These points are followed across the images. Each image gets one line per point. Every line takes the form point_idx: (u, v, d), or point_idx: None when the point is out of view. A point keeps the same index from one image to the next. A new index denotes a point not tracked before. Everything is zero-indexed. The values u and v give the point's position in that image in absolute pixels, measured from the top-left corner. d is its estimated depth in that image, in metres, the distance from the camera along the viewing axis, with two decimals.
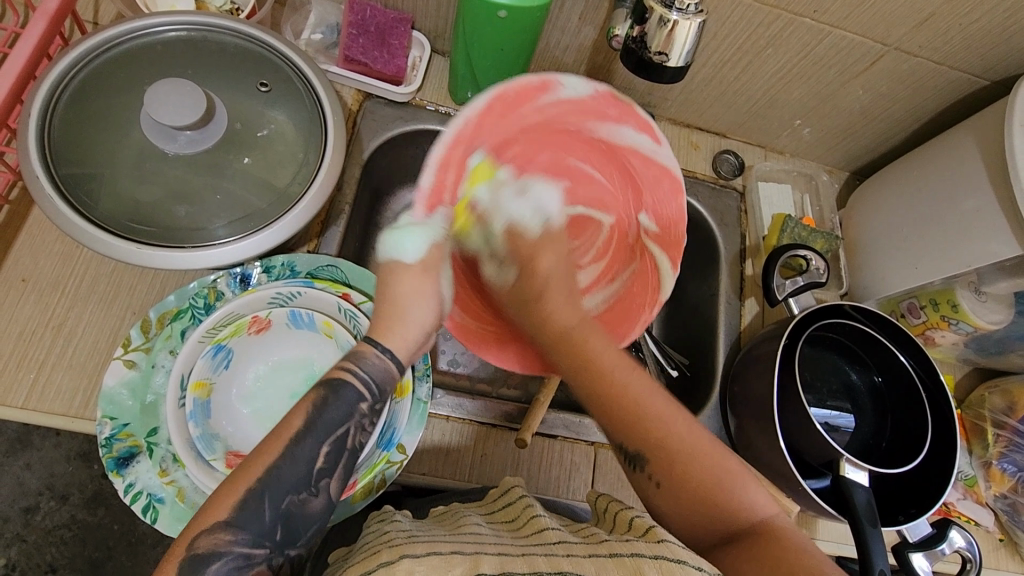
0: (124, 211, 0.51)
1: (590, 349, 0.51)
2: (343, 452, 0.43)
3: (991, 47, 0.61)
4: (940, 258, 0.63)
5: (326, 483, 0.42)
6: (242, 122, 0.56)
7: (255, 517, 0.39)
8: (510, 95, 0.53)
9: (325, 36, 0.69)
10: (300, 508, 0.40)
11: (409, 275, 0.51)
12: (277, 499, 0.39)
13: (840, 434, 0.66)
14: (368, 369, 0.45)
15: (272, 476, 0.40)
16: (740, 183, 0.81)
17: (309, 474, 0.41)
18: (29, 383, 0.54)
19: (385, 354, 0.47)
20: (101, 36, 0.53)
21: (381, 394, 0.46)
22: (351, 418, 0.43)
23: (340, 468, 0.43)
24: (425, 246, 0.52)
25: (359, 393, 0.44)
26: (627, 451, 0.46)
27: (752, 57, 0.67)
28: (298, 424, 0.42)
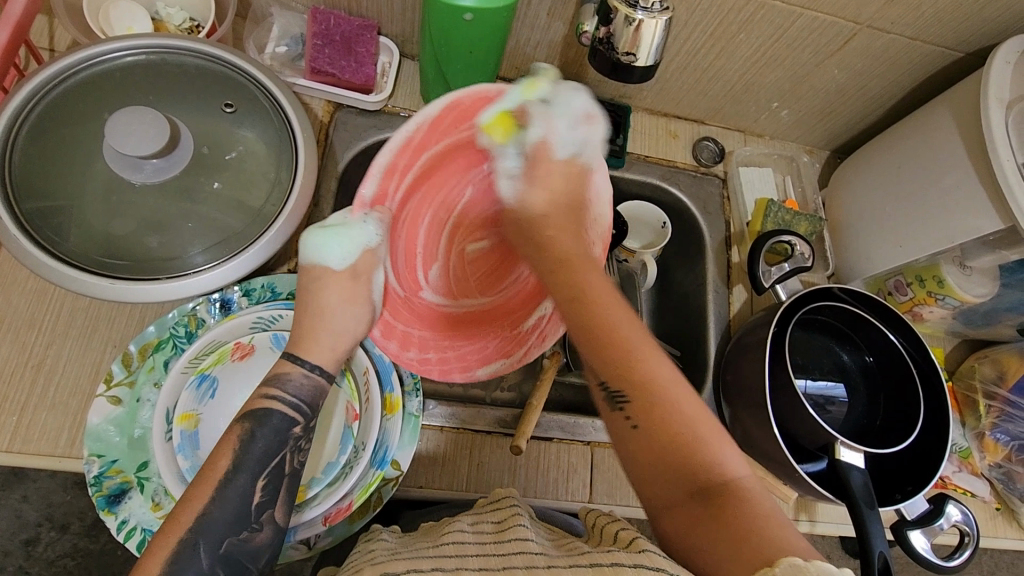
0: (94, 245, 0.50)
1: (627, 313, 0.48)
2: (282, 479, 0.45)
3: (963, 20, 0.61)
4: (924, 235, 0.63)
5: (270, 514, 0.44)
6: (209, 144, 0.54)
7: (193, 565, 0.40)
8: (461, 104, 0.55)
9: (290, 48, 0.67)
10: (241, 547, 0.42)
11: (338, 280, 0.52)
12: (215, 543, 0.41)
13: (835, 407, 0.66)
14: (294, 392, 0.47)
15: (204, 521, 0.41)
16: (721, 169, 0.80)
17: (246, 510, 0.43)
18: (12, 426, 0.53)
19: (313, 370, 0.48)
20: (58, 65, 0.52)
21: (313, 413, 0.48)
22: (284, 445, 0.45)
23: (281, 496, 0.45)
24: (353, 252, 0.54)
25: (288, 418, 0.46)
26: (608, 390, 0.45)
27: (726, 43, 0.66)
28: (224, 466, 0.43)
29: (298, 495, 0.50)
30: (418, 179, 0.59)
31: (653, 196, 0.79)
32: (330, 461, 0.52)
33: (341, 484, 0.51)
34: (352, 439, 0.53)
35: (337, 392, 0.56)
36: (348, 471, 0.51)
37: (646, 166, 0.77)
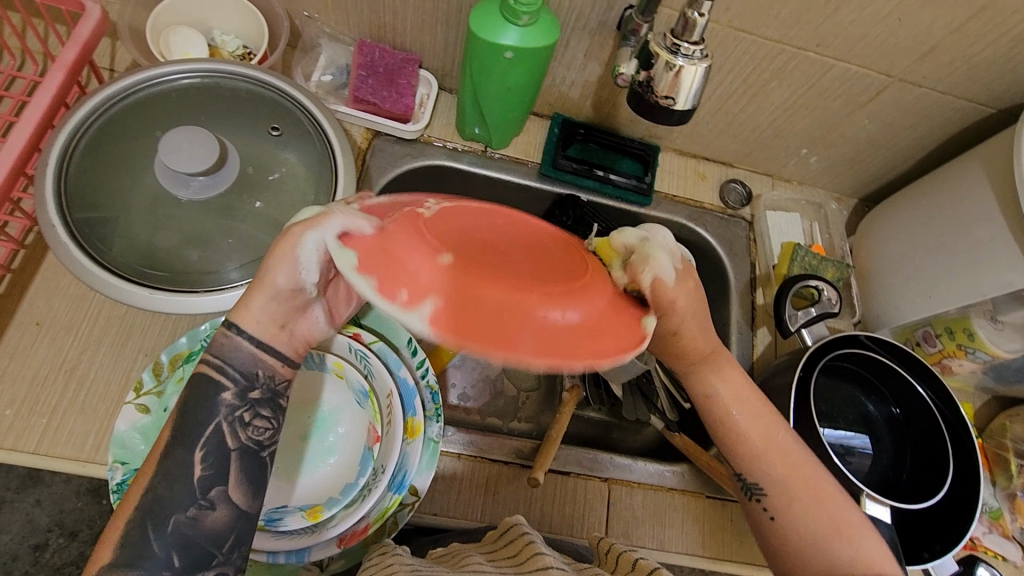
0: (136, 255, 0.52)
1: (588, 286, 0.30)
2: (228, 454, 0.40)
3: (994, 78, 0.62)
4: (956, 288, 0.62)
5: (219, 492, 0.39)
6: (254, 165, 0.56)
7: (143, 549, 0.37)
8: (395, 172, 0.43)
9: (335, 77, 0.70)
10: (192, 526, 0.38)
11: None
12: (163, 521, 0.38)
13: (857, 458, 0.64)
14: (226, 357, 0.41)
15: (155, 500, 0.38)
16: (749, 212, 0.80)
17: (190, 487, 0.39)
18: (41, 429, 0.54)
19: (234, 330, 0.41)
20: (119, 84, 0.55)
21: (247, 380, 0.41)
22: (217, 415, 0.40)
23: (229, 473, 0.40)
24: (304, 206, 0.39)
25: (219, 386, 0.41)
26: (745, 481, 0.51)
27: (758, 89, 0.67)
28: (167, 437, 0.40)
29: (315, 515, 0.50)
30: None
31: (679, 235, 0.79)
32: (349, 483, 0.52)
33: (358, 507, 0.50)
34: (373, 460, 0.53)
35: (360, 412, 0.55)
36: (366, 493, 0.51)
37: (673, 205, 0.77)
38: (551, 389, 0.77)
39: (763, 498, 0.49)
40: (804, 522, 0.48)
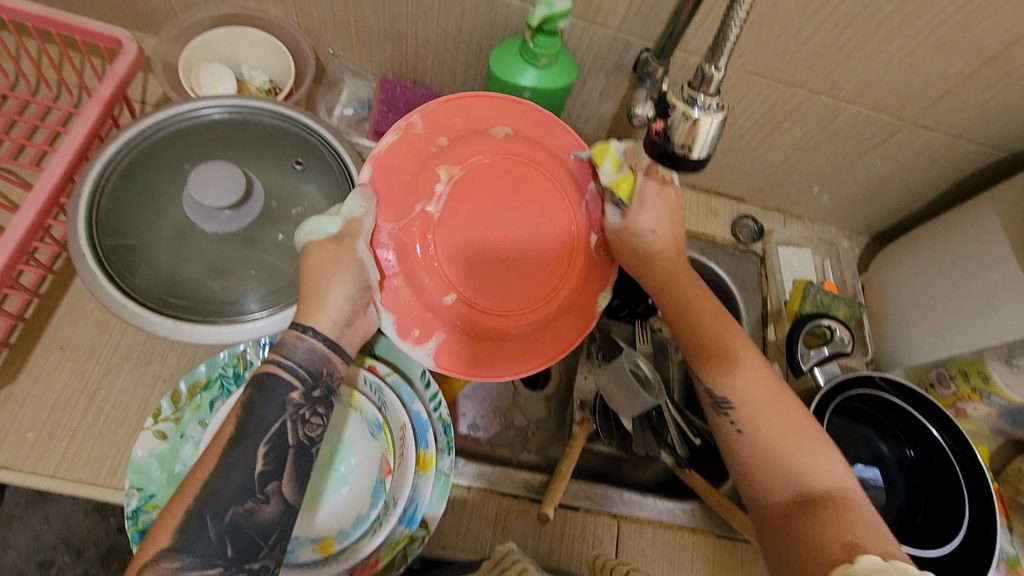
0: (161, 285, 0.53)
1: (558, 297, 0.57)
2: (286, 450, 0.46)
3: (1006, 124, 0.62)
4: (972, 332, 0.62)
5: (275, 487, 0.45)
6: (277, 199, 0.57)
7: (200, 537, 0.42)
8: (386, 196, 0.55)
9: (356, 111, 0.72)
10: (246, 518, 0.43)
11: (323, 250, 0.51)
12: (220, 513, 0.42)
13: (869, 492, 0.65)
14: (296, 360, 0.48)
15: (211, 491, 0.43)
16: (760, 248, 0.81)
17: (249, 481, 0.44)
18: (60, 453, 0.55)
19: (306, 333, 0.49)
20: (151, 119, 0.57)
21: (313, 379, 0.49)
22: (284, 412, 0.46)
23: (286, 470, 0.46)
24: (341, 221, 0.52)
25: (288, 384, 0.47)
26: (714, 398, 0.54)
27: (770, 130, 0.69)
28: (229, 433, 0.45)
29: (326, 548, 0.51)
30: (397, 189, 0.55)
31: None
32: (360, 515, 0.53)
33: (369, 541, 0.51)
34: (384, 493, 0.54)
35: (372, 444, 0.56)
36: (378, 526, 0.52)
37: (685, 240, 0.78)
38: (561, 421, 0.76)
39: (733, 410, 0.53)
40: (771, 438, 0.51)
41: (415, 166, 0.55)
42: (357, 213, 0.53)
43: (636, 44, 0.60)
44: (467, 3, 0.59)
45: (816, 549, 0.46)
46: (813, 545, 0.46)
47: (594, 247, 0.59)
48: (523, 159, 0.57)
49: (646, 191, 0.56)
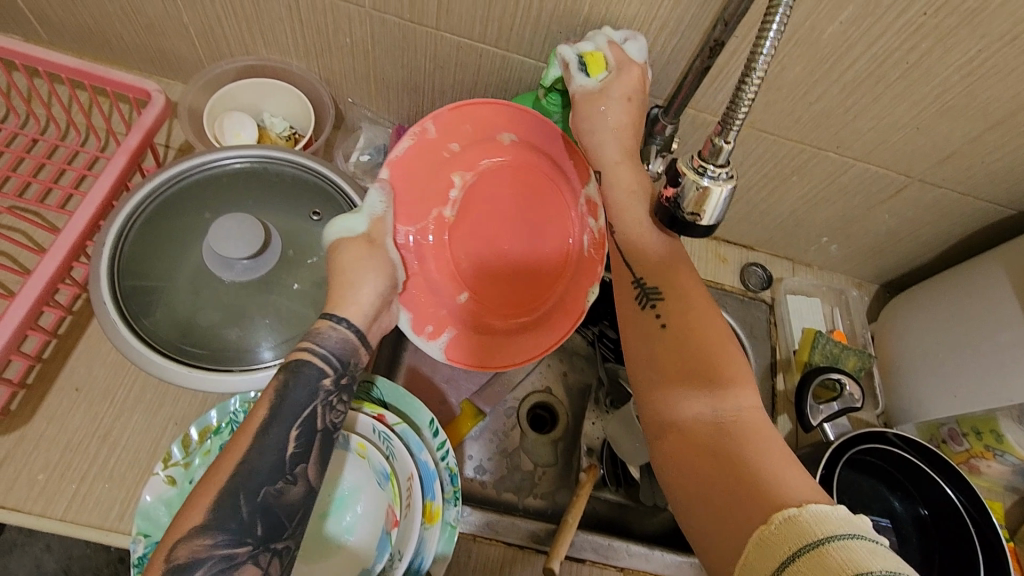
0: (178, 332, 0.54)
1: (548, 298, 0.61)
2: (314, 434, 0.46)
3: (1013, 183, 0.63)
4: (982, 390, 0.61)
5: (303, 469, 0.45)
6: (294, 248, 0.59)
7: (233, 514, 0.41)
8: (406, 201, 0.58)
9: (372, 157, 0.73)
10: (277, 498, 0.43)
11: (355, 247, 0.53)
12: (252, 493, 0.42)
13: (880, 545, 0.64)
14: (327, 346, 0.49)
15: (245, 470, 0.43)
16: (769, 295, 0.81)
17: (281, 462, 0.44)
18: (70, 494, 0.55)
19: (341, 324, 0.50)
20: (176, 169, 0.58)
21: (343, 368, 0.49)
22: (315, 397, 0.47)
23: (314, 453, 0.46)
24: (367, 220, 0.54)
25: (320, 370, 0.48)
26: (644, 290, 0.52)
27: (778, 183, 0.70)
28: (262, 416, 0.45)
29: None
30: (413, 190, 0.59)
31: None
32: (366, 567, 0.53)
33: None
34: (390, 545, 0.53)
35: (379, 494, 0.55)
36: None
37: None
38: (567, 466, 0.76)
39: (661, 302, 0.50)
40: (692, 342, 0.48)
41: (431, 171, 0.59)
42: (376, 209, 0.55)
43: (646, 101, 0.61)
44: (483, 60, 0.61)
45: (740, 470, 0.41)
46: (738, 465, 0.41)
47: (587, 245, 0.60)
48: (526, 165, 0.61)
49: (620, 55, 0.54)
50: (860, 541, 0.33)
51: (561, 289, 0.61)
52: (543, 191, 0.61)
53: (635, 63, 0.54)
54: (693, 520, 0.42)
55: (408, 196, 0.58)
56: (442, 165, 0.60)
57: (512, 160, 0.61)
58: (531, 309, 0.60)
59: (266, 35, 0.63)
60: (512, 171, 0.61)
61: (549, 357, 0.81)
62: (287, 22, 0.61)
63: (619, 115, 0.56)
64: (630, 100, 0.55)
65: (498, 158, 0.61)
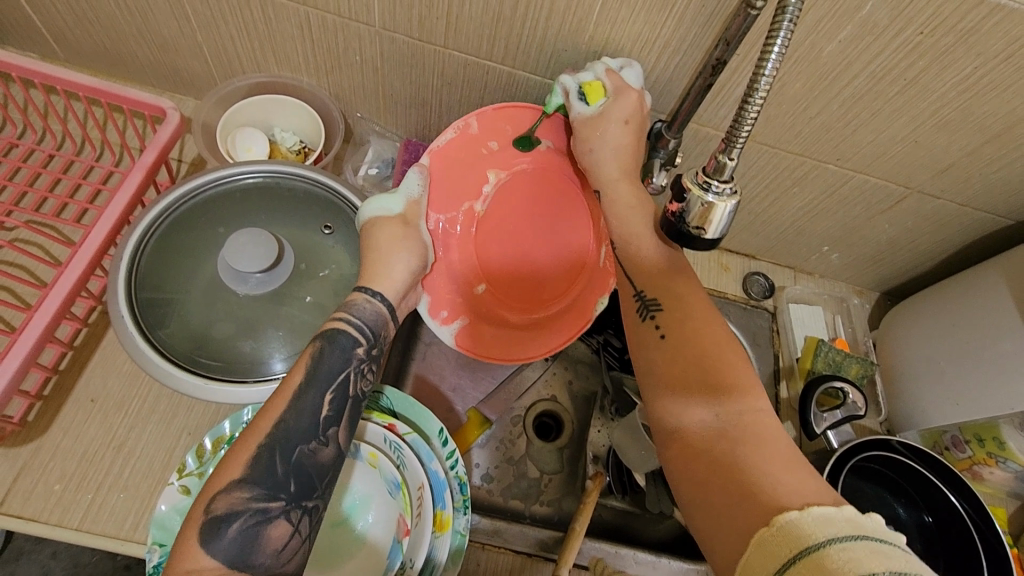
0: (193, 345, 0.55)
1: (558, 300, 0.66)
2: (346, 401, 0.48)
3: (1011, 194, 0.64)
4: (984, 399, 0.62)
5: (334, 432, 0.47)
6: (306, 262, 0.60)
7: (269, 471, 0.44)
8: (440, 193, 0.64)
9: (380, 170, 0.74)
10: (310, 457, 0.45)
11: (392, 226, 0.58)
12: (288, 452, 0.45)
13: None
14: (360, 316, 0.51)
15: (281, 430, 0.45)
16: (771, 304, 0.82)
17: (316, 423, 0.46)
18: (86, 504, 0.56)
19: (375, 297, 0.53)
20: (191, 184, 0.60)
21: (374, 338, 0.52)
22: (349, 364, 0.49)
23: (345, 418, 0.48)
24: (402, 203, 0.60)
25: (355, 339, 0.50)
26: (646, 304, 0.53)
27: (780, 194, 0.71)
28: (299, 379, 0.47)
29: None
30: (449, 184, 0.65)
31: None
32: None
33: None
34: (401, 553, 0.54)
35: (389, 502, 0.56)
36: None
37: None
38: (573, 473, 0.76)
39: (661, 313, 0.52)
40: (695, 351, 0.49)
41: (467, 167, 0.65)
42: (412, 193, 0.61)
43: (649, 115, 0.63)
44: (490, 76, 0.62)
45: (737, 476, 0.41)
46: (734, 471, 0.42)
47: (602, 256, 0.65)
48: (551, 171, 0.67)
49: (617, 82, 0.56)
50: (863, 544, 0.34)
51: (573, 292, 0.66)
52: (565, 202, 0.67)
53: (631, 89, 0.56)
54: (698, 519, 0.43)
55: (442, 188, 0.64)
56: (477, 163, 0.65)
57: (542, 167, 0.66)
58: (543, 305, 0.66)
59: (278, 53, 0.65)
60: (540, 178, 0.67)
61: (554, 365, 0.82)
62: (298, 41, 0.62)
63: (618, 136, 0.58)
64: (628, 122, 0.57)
65: (529, 165, 0.66)
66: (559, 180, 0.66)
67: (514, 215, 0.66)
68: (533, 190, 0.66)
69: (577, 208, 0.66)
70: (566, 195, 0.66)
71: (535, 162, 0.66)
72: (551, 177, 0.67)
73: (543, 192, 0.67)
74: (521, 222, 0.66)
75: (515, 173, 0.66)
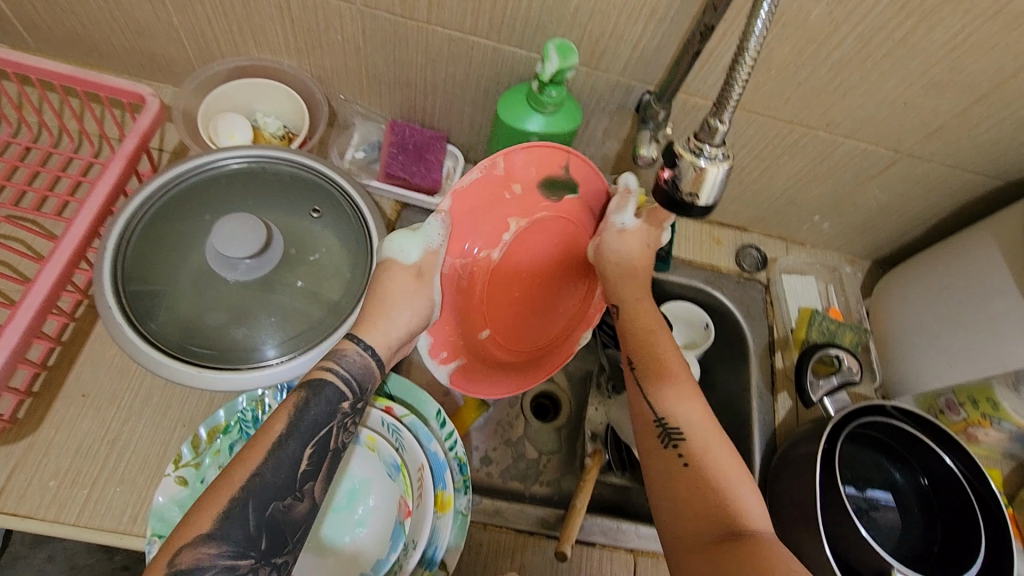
0: (184, 334, 0.54)
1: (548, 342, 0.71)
2: (326, 454, 0.46)
3: (1001, 154, 0.64)
4: (978, 359, 0.63)
5: (310, 486, 0.45)
6: (295, 246, 0.59)
7: (240, 526, 0.41)
8: (460, 235, 0.62)
9: (367, 153, 0.73)
10: (284, 513, 0.43)
11: (406, 279, 0.54)
12: (261, 505, 0.42)
13: (883, 513, 0.65)
14: (347, 368, 0.49)
15: (255, 482, 0.42)
16: (764, 276, 0.82)
17: (293, 477, 0.44)
18: (82, 499, 0.56)
19: (367, 351, 0.51)
20: (174, 171, 0.59)
21: (360, 392, 0.49)
22: (333, 418, 0.47)
23: (321, 473, 0.46)
24: (420, 251, 0.55)
25: (340, 392, 0.48)
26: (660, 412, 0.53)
27: (770, 163, 0.70)
28: (279, 428, 0.45)
29: None
30: (468, 223, 0.62)
31: (697, 298, 0.81)
32: (380, 559, 0.53)
33: None
34: (404, 535, 0.53)
35: (389, 486, 0.56)
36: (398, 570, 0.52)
37: (690, 270, 0.80)
38: (571, 452, 0.77)
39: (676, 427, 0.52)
40: (708, 462, 0.50)
41: (489, 208, 0.63)
42: (430, 240, 0.56)
43: (637, 87, 0.62)
44: (475, 52, 0.61)
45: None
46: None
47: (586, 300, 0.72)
48: (565, 219, 0.67)
49: (653, 216, 0.62)
50: None
51: (559, 337, 0.71)
52: (567, 250, 0.68)
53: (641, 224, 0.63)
54: None
55: (463, 228, 0.62)
56: (497, 204, 0.63)
57: (557, 214, 0.66)
58: (532, 349, 0.70)
59: (257, 34, 0.63)
60: (553, 226, 0.67)
61: None
62: (277, 21, 0.61)
63: (637, 241, 0.62)
64: (647, 243, 0.63)
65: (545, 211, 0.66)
66: (568, 231, 0.68)
67: (522, 256, 0.67)
68: (542, 235, 0.67)
69: (577, 257, 0.69)
70: (571, 245, 0.68)
71: (553, 210, 0.66)
72: (561, 226, 0.67)
73: (552, 238, 0.67)
74: (523, 265, 0.68)
75: (531, 220, 0.66)
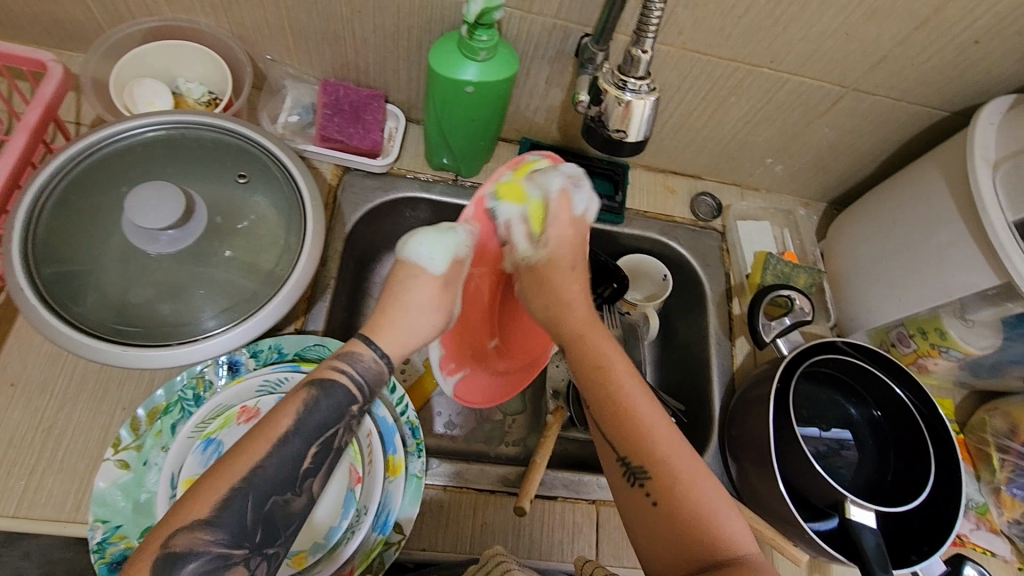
0: (110, 313, 0.52)
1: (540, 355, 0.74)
2: (330, 451, 0.46)
3: (944, 83, 0.63)
4: (925, 291, 0.63)
5: (310, 483, 0.44)
6: (222, 214, 0.56)
7: (237, 517, 0.40)
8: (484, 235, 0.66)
9: (301, 117, 0.70)
10: (281, 508, 0.42)
11: (427, 284, 0.55)
12: (261, 498, 0.42)
13: (848, 452, 0.66)
14: (361, 371, 0.48)
15: (257, 475, 0.41)
16: (720, 223, 0.81)
17: (294, 474, 0.43)
18: (20, 491, 0.54)
19: (383, 357, 0.49)
20: (85, 141, 0.55)
21: (369, 395, 0.48)
22: (340, 420, 0.46)
23: (323, 472, 0.45)
24: (446, 259, 0.57)
25: (349, 394, 0.47)
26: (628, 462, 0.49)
27: (718, 105, 0.69)
28: (285, 424, 0.44)
29: (297, 562, 0.50)
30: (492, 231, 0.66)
31: (653, 249, 0.80)
32: (332, 526, 0.53)
33: (340, 553, 0.51)
34: (355, 502, 0.54)
35: None
36: (351, 535, 0.51)
37: (645, 221, 0.78)
38: (536, 411, 0.76)
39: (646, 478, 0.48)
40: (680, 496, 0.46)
41: None
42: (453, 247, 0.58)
43: (574, 30, 0.60)
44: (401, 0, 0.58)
45: None
46: None
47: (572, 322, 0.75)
48: None
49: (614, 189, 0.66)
50: None
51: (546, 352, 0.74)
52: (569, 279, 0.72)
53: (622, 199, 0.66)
54: None
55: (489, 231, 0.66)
56: None
57: None
58: (524, 359, 0.73)
59: None
60: None
61: None
62: None
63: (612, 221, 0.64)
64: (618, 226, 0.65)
65: None
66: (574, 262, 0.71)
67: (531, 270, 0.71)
68: None
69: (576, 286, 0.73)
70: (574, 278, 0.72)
71: None
72: None
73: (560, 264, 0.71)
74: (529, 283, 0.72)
75: None
